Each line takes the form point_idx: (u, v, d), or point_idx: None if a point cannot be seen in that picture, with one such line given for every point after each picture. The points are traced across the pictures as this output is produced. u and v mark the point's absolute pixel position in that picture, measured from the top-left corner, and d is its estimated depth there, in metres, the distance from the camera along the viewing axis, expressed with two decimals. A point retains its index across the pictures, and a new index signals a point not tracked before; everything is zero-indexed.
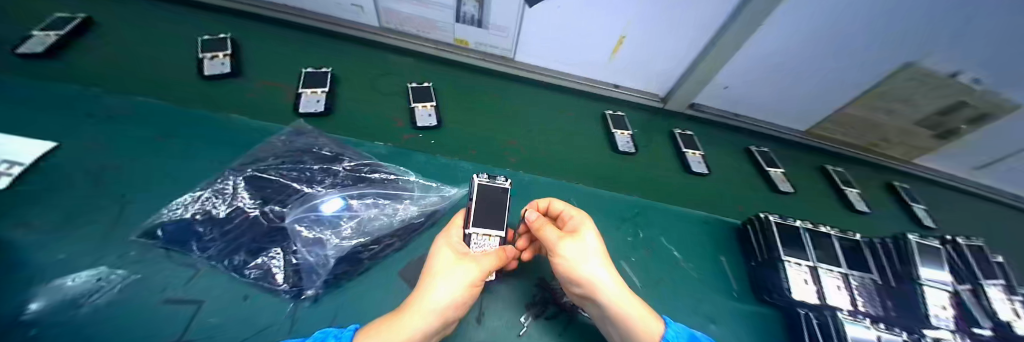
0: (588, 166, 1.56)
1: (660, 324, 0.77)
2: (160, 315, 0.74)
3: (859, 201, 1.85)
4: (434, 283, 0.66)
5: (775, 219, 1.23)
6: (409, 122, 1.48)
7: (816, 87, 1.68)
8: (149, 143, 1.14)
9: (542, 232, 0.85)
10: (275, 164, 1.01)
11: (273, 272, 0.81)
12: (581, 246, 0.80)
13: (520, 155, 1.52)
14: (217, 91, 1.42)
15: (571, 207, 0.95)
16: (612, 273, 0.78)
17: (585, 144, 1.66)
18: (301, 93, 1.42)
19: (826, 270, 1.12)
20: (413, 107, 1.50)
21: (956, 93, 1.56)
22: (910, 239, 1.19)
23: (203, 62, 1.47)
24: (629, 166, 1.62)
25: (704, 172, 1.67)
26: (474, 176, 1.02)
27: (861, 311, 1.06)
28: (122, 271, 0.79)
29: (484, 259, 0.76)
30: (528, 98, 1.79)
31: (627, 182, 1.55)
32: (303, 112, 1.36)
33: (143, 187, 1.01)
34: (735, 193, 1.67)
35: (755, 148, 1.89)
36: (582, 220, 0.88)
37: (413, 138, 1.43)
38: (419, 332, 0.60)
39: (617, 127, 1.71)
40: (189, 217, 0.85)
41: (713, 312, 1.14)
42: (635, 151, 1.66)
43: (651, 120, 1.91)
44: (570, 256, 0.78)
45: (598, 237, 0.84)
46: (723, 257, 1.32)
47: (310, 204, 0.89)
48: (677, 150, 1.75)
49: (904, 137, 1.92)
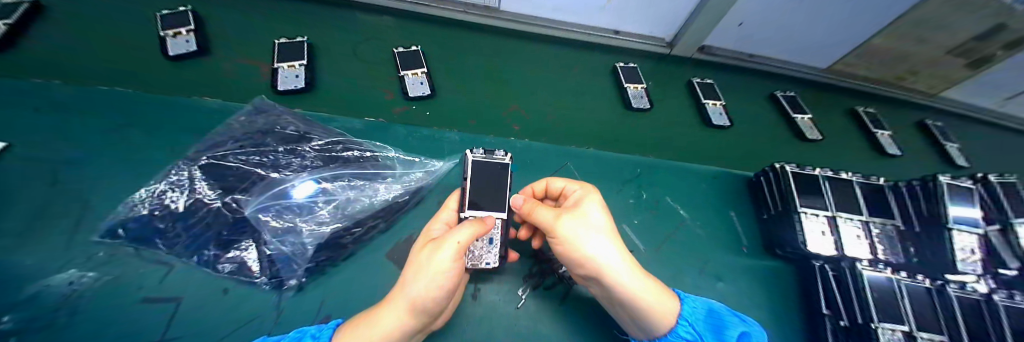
0: (596, 127, 1.42)
1: (672, 299, 0.75)
2: (139, 315, 0.73)
3: (891, 144, 1.71)
4: (409, 279, 0.60)
5: (793, 169, 1.11)
6: (399, 92, 1.33)
7: (842, 19, 1.48)
8: (106, 134, 1.04)
9: (535, 214, 0.78)
10: (234, 149, 0.91)
11: (247, 264, 0.79)
12: (580, 222, 0.74)
13: (524, 122, 1.37)
14: (184, 73, 1.25)
15: (573, 182, 0.88)
16: (616, 249, 0.72)
17: (595, 102, 1.50)
18: (276, 69, 1.26)
19: (845, 219, 1.05)
20: (402, 75, 1.35)
21: (994, 15, 1.38)
22: (940, 179, 1.06)
23: (165, 41, 1.28)
24: (644, 124, 1.48)
25: (725, 124, 1.53)
26: (468, 151, 0.93)
27: (881, 259, 1.01)
28: (93, 273, 0.77)
29: (457, 234, 0.65)
30: (525, 55, 1.61)
31: (637, 140, 1.42)
32: (281, 89, 1.21)
33: (105, 183, 0.94)
34: (752, 145, 1.55)
35: (780, 93, 1.73)
36: (586, 194, 0.82)
37: (406, 111, 1.29)
38: (396, 329, 0.57)
39: (629, 81, 1.55)
40: (147, 214, 0.79)
41: (722, 270, 1.10)
42: (650, 106, 1.51)
43: (664, 69, 1.72)
44: (571, 234, 0.72)
45: (601, 213, 0.77)
46: (733, 212, 1.25)
47: (274, 191, 0.83)
48: (697, 102, 1.60)
49: (935, 69, 1.74)
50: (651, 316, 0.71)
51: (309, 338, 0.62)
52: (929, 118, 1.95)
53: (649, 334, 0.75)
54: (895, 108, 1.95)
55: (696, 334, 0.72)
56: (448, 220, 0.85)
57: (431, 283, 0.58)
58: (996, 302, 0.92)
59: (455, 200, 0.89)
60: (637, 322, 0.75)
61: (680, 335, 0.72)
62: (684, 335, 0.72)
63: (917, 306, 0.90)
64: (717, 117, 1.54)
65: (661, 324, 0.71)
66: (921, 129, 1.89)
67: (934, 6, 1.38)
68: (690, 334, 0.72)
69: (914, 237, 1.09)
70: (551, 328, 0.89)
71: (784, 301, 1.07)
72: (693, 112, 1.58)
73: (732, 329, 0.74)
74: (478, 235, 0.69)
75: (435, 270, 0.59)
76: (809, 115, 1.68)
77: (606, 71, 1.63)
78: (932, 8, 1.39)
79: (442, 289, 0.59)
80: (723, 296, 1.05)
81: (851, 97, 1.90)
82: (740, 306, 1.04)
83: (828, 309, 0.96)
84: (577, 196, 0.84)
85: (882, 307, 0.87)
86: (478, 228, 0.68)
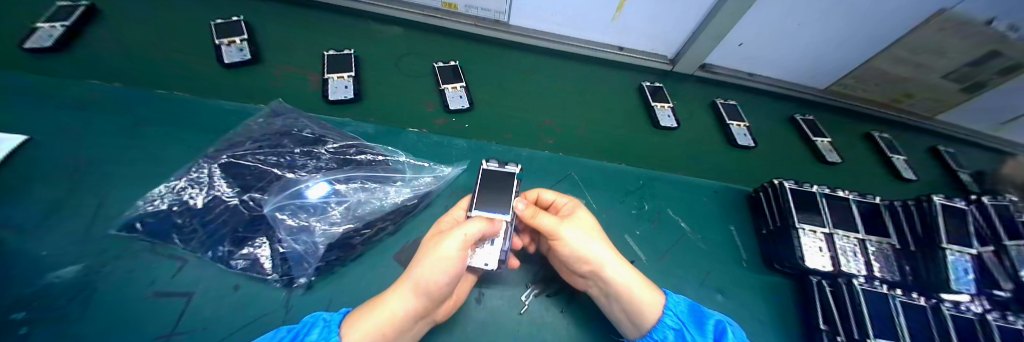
0: (616, 141, 1.45)
1: (661, 295, 0.80)
2: (149, 308, 0.74)
3: (907, 168, 1.74)
4: (416, 265, 0.62)
5: (791, 185, 1.13)
6: (439, 105, 1.38)
7: (838, 41, 1.54)
8: (134, 131, 1.08)
9: (538, 219, 0.79)
10: (253, 148, 0.95)
11: (260, 261, 0.81)
12: (580, 228, 0.79)
13: (558, 136, 1.40)
14: (235, 80, 1.28)
15: (560, 195, 0.95)
16: (611, 252, 0.79)
17: (617, 117, 1.54)
18: (327, 79, 1.31)
19: (842, 237, 1.07)
20: (443, 89, 1.39)
21: (987, 42, 1.45)
22: (934, 199, 1.07)
23: (220, 49, 1.33)
24: (664, 141, 1.50)
25: (750, 145, 1.56)
26: (485, 161, 0.98)
27: (877, 277, 1.03)
28: (108, 267, 0.78)
29: (463, 228, 0.66)
30: (544, 69, 1.65)
31: (654, 155, 1.44)
32: (332, 99, 1.25)
33: (122, 179, 0.96)
34: (769, 165, 1.57)
35: (800, 117, 1.78)
36: (576, 207, 0.89)
37: (446, 124, 1.33)
38: (402, 312, 0.60)
39: (656, 100, 1.59)
40: (164, 208, 0.82)
41: (723, 283, 1.11)
42: (677, 126, 1.54)
43: (680, 86, 1.77)
44: (575, 240, 0.76)
45: (593, 220, 0.86)
46: (732, 226, 1.28)
47: (290, 191, 0.86)
48: (720, 122, 1.64)
49: (934, 93, 1.79)
50: (645, 313, 0.76)
51: (320, 323, 0.63)
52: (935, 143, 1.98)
53: (640, 331, 0.79)
54: (901, 132, 1.99)
55: (681, 325, 0.75)
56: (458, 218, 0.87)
57: (430, 272, 0.60)
58: (990, 321, 0.93)
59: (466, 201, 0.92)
60: (631, 320, 0.79)
61: (667, 324, 0.75)
62: (670, 324, 0.75)
63: (913, 323, 0.91)
64: (743, 138, 1.58)
65: (651, 319, 0.76)
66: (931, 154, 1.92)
67: (928, 32, 1.45)
68: (676, 323, 0.75)
69: (909, 256, 1.10)
70: (555, 336, 0.90)
71: (784, 316, 1.07)
72: (718, 131, 1.62)
73: (709, 318, 0.78)
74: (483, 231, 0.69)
75: (439, 257, 0.60)
76: (828, 139, 1.72)
77: (625, 87, 1.68)
78: (927, 33, 1.45)
79: (441, 277, 0.60)
80: (727, 309, 1.06)
81: (863, 120, 1.95)
82: (744, 320, 1.05)
83: (826, 324, 0.98)
84: (568, 208, 0.90)
85: (879, 323, 0.89)
86: (484, 225, 0.69)
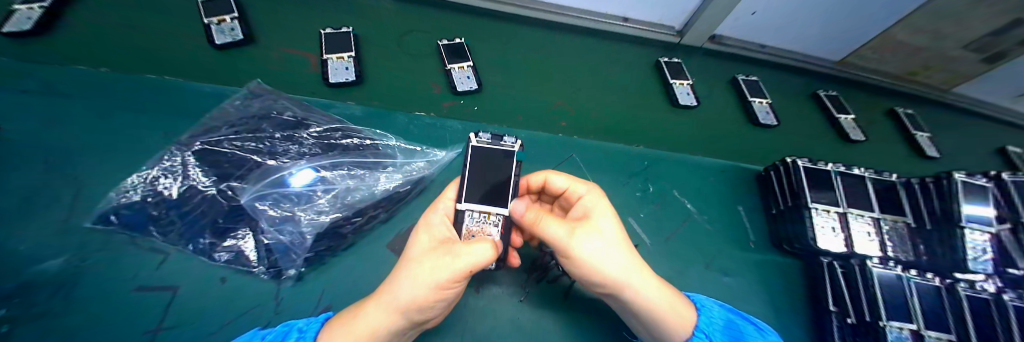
0: (631, 122, 1.37)
1: (692, 311, 0.71)
2: (132, 303, 0.71)
3: (930, 146, 1.67)
4: (401, 276, 0.54)
5: (805, 164, 1.07)
6: (446, 86, 1.30)
7: (861, 8, 1.41)
8: (112, 118, 1.02)
9: (542, 228, 0.68)
10: (229, 134, 0.89)
11: (245, 253, 0.77)
12: (597, 239, 0.65)
13: (572, 118, 1.33)
14: (227, 63, 1.20)
15: (576, 181, 0.78)
16: (634, 265, 0.66)
17: (633, 97, 1.45)
18: (326, 60, 1.23)
19: (856, 216, 1.02)
20: (449, 69, 1.31)
21: (1017, 9, 1.33)
22: (955, 176, 1.00)
23: (210, 29, 1.25)
24: (679, 118, 1.43)
25: (773, 124, 1.50)
26: (472, 135, 0.86)
27: (891, 257, 0.99)
28: (88, 261, 0.74)
29: (470, 253, 0.54)
30: (553, 45, 1.55)
31: (669, 135, 1.37)
32: (332, 81, 1.17)
33: (99, 170, 0.91)
34: (788, 144, 1.51)
35: (823, 93, 1.70)
36: (595, 202, 0.72)
37: (454, 106, 1.26)
38: (376, 329, 0.52)
39: (674, 77, 1.50)
40: (139, 200, 0.77)
41: (729, 266, 1.08)
42: (698, 104, 1.46)
43: (693, 62, 1.68)
44: (589, 257, 0.63)
45: (616, 223, 0.69)
46: (740, 207, 1.23)
47: (271, 178, 0.81)
48: (743, 99, 1.56)
49: (959, 66, 1.69)
50: (666, 331, 0.67)
51: (296, 334, 0.57)
52: (957, 119, 1.89)
53: None
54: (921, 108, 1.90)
55: None
56: (447, 213, 0.75)
57: (413, 293, 0.51)
58: (1006, 302, 0.87)
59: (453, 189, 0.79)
60: (649, 331, 0.72)
61: None
62: None
63: (926, 305, 0.89)
64: (765, 116, 1.51)
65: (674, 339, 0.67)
66: (952, 131, 1.84)
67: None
68: None
69: (925, 234, 1.06)
70: (555, 322, 0.89)
71: (791, 298, 1.05)
72: (739, 109, 1.54)
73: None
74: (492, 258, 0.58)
75: (426, 275, 0.51)
76: (852, 116, 1.65)
77: (638, 62, 1.58)
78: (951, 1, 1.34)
79: (428, 300, 0.51)
80: (732, 292, 1.03)
81: (885, 95, 1.86)
82: (750, 303, 1.03)
83: (835, 306, 0.95)
84: (585, 203, 0.74)
85: (892, 304, 0.86)
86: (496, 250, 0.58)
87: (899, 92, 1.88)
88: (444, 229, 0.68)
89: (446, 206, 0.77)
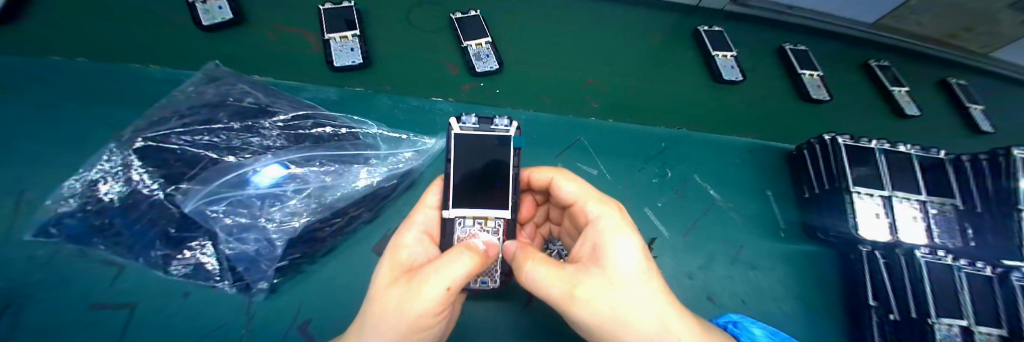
0: (666, 104, 1.21)
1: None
2: (83, 323, 0.65)
3: (983, 120, 1.53)
4: (362, 323, 0.45)
5: (846, 141, 0.97)
6: (462, 66, 1.14)
7: None
8: (60, 112, 0.92)
9: (531, 277, 0.55)
10: (177, 128, 0.78)
11: (204, 265, 0.69)
12: (608, 292, 0.50)
13: (604, 99, 1.18)
14: (217, 49, 1.04)
15: (586, 197, 0.64)
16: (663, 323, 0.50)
17: (670, 72, 1.28)
18: (327, 40, 1.06)
19: (901, 199, 0.96)
20: (466, 46, 1.13)
21: None
22: (1014, 153, 0.88)
23: (195, 8, 1.06)
24: (717, 97, 1.26)
25: (824, 98, 1.35)
26: (453, 121, 0.73)
27: (937, 244, 0.93)
28: (33, 276, 0.68)
29: (438, 274, 0.43)
30: (583, 13, 1.34)
31: (704, 117, 1.22)
32: (337, 65, 1.02)
33: (44, 173, 0.81)
34: (832, 121, 1.36)
35: (874, 62, 1.54)
36: (609, 231, 0.57)
37: (474, 89, 1.12)
38: None
39: (717, 48, 1.30)
40: (78, 209, 0.68)
41: (756, 258, 1.02)
42: (742, 79, 1.28)
43: (733, 29, 1.47)
44: (594, 315, 0.50)
45: (637, 263, 0.53)
46: (769, 192, 1.15)
47: (226, 178, 0.73)
48: (789, 71, 1.40)
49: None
50: None
51: None
52: (1012, 92, 1.71)
53: None
54: (975, 79, 1.71)
55: None
56: (427, 230, 0.66)
57: None
58: None
59: (434, 195, 0.70)
60: None
61: None
62: None
63: (977, 298, 0.84)
64: (815, 89, 1.36)
65: None
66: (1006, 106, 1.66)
67: None
68: None
69: (972, 216, 0.97)
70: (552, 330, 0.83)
71: (812, 289, 1.00)
72: (786, 81, 1.39)
73: None
74: (474, 272, 0.47)
75: (388, 323, 0.42)
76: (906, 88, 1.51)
77: (675, 30, 1.37)
78: None
79: None
80: (757, 286, 0.97)
81: (936, 65, 1.67)
82: (767, 299, 0.96)
83: (875, 300, 0.90)
84: (596, 232, 0.59)
85: (941, 300, 0.82)
86: (475, 261, 0.47)
87: (948, 61, 1.69)
88: (414, 252, 0.58)
89: (426, 218, 0.68)
